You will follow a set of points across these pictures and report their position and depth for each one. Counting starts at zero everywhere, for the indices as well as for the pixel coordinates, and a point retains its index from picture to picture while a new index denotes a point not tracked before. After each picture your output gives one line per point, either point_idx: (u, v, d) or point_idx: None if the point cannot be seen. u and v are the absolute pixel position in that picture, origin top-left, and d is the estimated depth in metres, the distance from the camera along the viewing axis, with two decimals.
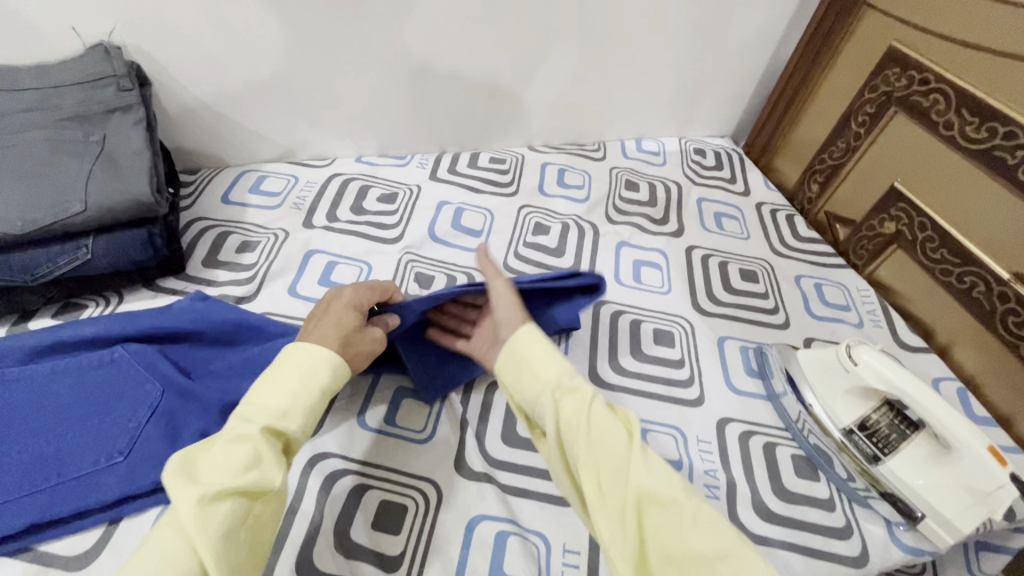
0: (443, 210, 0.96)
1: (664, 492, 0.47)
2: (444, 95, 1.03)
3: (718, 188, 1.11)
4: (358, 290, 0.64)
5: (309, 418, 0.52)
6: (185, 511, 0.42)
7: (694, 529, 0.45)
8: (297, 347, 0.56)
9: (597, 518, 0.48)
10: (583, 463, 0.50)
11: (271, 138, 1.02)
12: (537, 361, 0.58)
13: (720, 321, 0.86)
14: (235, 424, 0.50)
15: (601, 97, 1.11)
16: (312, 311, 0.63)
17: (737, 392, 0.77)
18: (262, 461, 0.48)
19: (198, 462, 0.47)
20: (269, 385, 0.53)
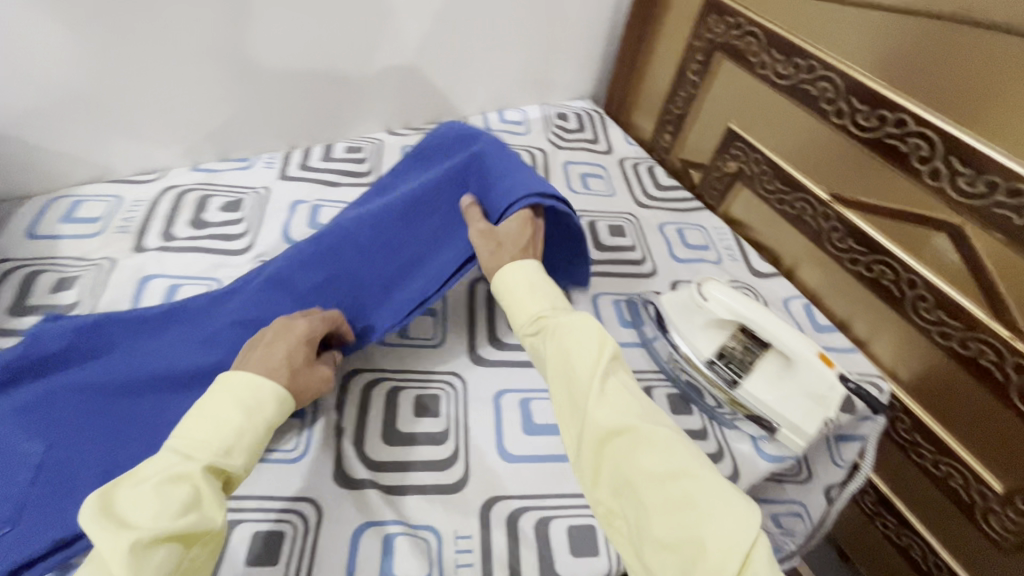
0: (298, 210, 0.89)
1: (621, 416, 0.50)
2: (281, 87, 0.95)
3: (583, 149, 1.13)
4: (312, 323, 0.62)
5: (250, 455, 0.50)
6: (115, 563, 0.38)
7: (649, 451, 0.48)
8: (243, 376, 0.53)
9: (567, 432, 0.54)
10: (555, 383, 0.56)
11: (80, 157, 0.88)
12: (519, 294, 0.63)
13: (593, 280, 0.88)
14: (170, 462, 0.46)
15: (454, 71, 1.08)
16: (261, 334, 0.60)
17: (613, 344, 0.79)
18: (201, 502, 0.44)
19: (123, 503, 0.43)
20: (205, 415, 0.49)
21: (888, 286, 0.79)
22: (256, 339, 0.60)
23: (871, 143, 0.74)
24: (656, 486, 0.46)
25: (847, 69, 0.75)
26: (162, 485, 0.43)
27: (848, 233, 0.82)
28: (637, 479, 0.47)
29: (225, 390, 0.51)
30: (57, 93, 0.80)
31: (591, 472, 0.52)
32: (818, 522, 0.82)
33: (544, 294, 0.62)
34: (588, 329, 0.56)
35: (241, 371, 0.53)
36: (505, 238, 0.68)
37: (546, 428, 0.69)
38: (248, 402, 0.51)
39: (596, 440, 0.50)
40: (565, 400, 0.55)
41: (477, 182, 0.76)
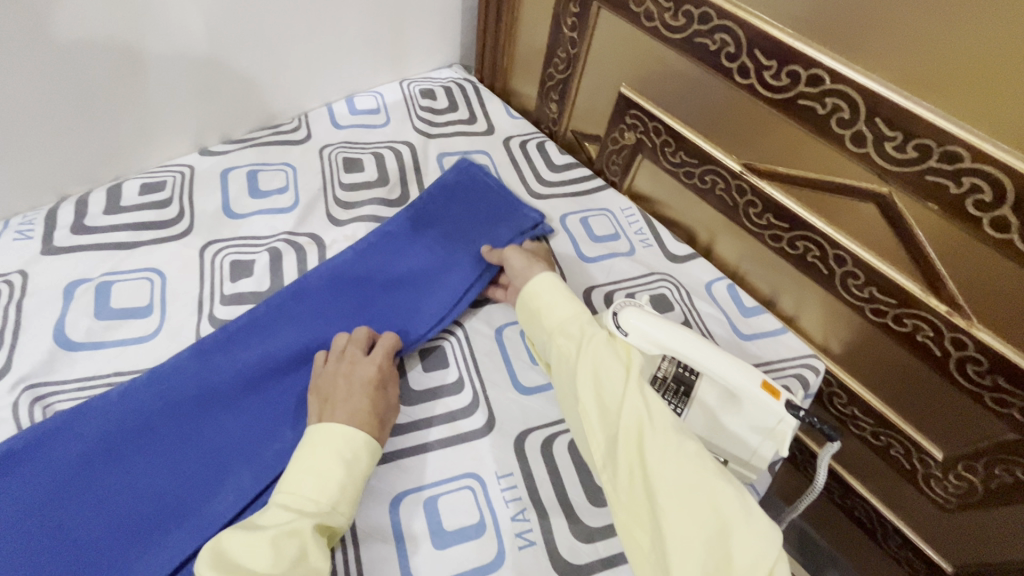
0: (78, 296, 0.65)
1: (658, 427, 0.51)
2: (12, 122, 0.67)
3: (459, 134, 0.94)
4: (380, 362, 0.62)
5: (353, 506, 0.52)
6: None
7: (685, 459, 0.48)
8: (337, 428, 0.55)
9: (595, 440, 0.54)
10: (581, 393, 0.55)
11: None
12: (545, 312, 0.64)
13: (493, 309, 0.73)
14: (287, 517, 0.50)
15: (272, 57, 0.82)
16: (334, 377, 0.60)
17: (526, 393, 0.66)
18: (309, 558, 0.47)
19: (236, 549, 0.47)
20: (309, 468, 0.52)
21: (814, 263, 0.70)
22: (332, 384, 0.60)
23: (782, 104, 0.63)
24: (680, 492, 0.47)
25: (747, 15, 0.62)
26: (278, 540, 0.47)
27: (766, 208, 0.71)
28: (669, 493, 0.47)
29: (325, 434, 0.54)
30: None
31: (622, 479, 0.51)
32: (810, 487, 0.65)
33: (570, 313, 0.62)
34: (612, 343, 0.58)
35: (334, 425, 0.55)
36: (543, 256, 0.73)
37: (461, 534, 0.55)
38: (347, 454, 0.54)
39: (632, 452, 0.51)
40: (593, 409, 0.54)
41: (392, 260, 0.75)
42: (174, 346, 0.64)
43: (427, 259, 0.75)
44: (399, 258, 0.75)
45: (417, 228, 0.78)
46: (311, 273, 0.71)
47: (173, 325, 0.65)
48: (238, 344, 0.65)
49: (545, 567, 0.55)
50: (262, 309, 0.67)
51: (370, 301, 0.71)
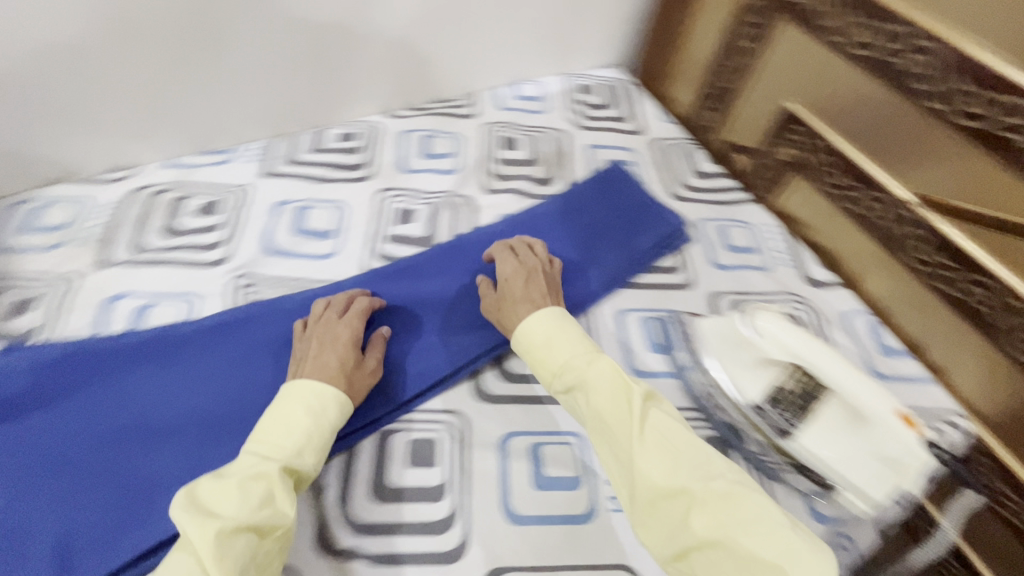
0: (281, 213, 0.79)
1: (668, 482, 0.47)
2: (263, 70, 0.83)
3: (610, 130, 0.98)
4: (354, 325, 0.64)
5: (320, 455, 0.53)
6: (204, 545, 0.41)
7: (710, 514, 0.44)
8: (303, 384, 0.56)
9: (619, 485, 0.52)
10: (597, 437, 0.54)
11: (42, 156, 0.77)
12: (531, 335, 0.61)
13: (619, 293, 0.77)
14: (252, 463, 0.49)
15: (462, 40, 0.93)
16: (305, 342, 0.62)
17: (641, 375, 0.69)
18: (276, 500, 0.47)
19: (207, 494, 0.45)
20: (273, 423, 0.53)
21: (980, 311, 0.65)
22: (306, 346, 0.62)
23: (980, 135, 0.59)
24: (714, 549, 0.43)
25: (957, 37, 0.59)
26: (246, 482, 0.46)
27: (933, 244, 0.67)
28: (704, 548, 0.44)
29: (295, 397, 0.55)
30: None
31: (649, 531, 0.48)
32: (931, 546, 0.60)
33: (565, 347, 0.59)
34: (610, 375, 0.55)
35: (301, 381, 0.56)
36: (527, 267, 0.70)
37: (558, 483, 0.60)
38: (312, 404, 0.55)
39: (651, 506, 0.47)
40: (610, 454, 0.52)
41: (540, 239, 0.81)
42: (346, 268, 0.75)
43: (568, 245, 0.81)
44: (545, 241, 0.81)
45: (564, 217, 0.84)
46: (465, 237, 0.80)
47: (348, 251, 0.77)
48: (397, 280, 0.74)
49: (632, 536, 0.57)
50: (423, 257, 0.77)
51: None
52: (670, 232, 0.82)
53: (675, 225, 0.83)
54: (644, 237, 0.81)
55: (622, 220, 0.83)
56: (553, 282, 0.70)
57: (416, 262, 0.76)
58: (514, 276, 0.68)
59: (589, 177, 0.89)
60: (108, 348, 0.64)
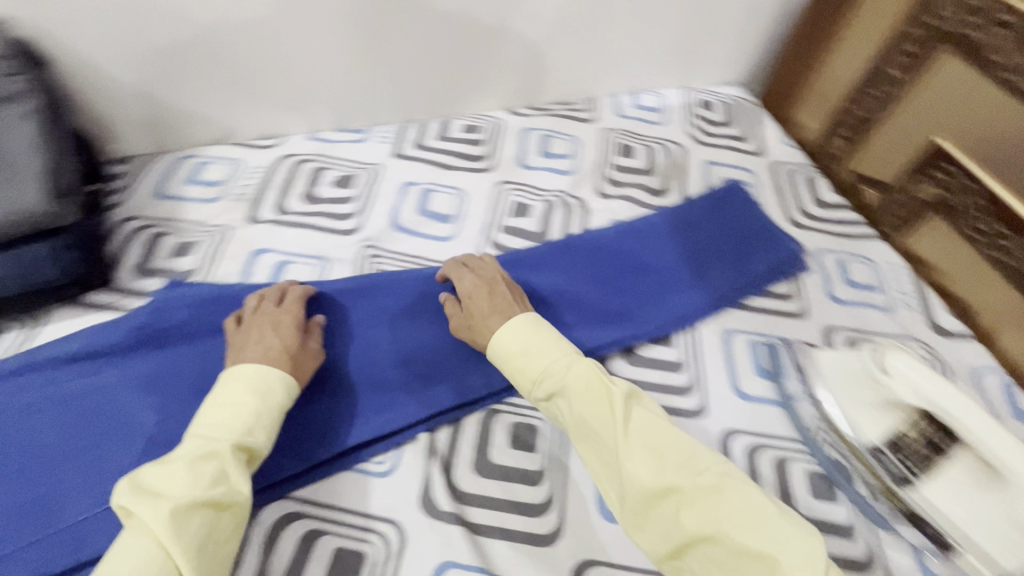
0: (408, 193, 0.84)
1: (657, 482, 0.46)
2: (406, 59, 0.88)
3: (729, 148, 0.97)
4: (292, 313, 0.63)
5: (271, 432, 0.52)
6: (157, 523, 0.40)
7: (699, 509, 0.44)
8: (247, 367, 0.54)
9: (609, 487, 0.51)
10: (583, 442, 0.52)
11: (209, 118, 0.86)
12: (510, 342, 0.58)
13: (727, 313, 0.76)
14: (198, 445, 0.47)
15: (592, 46, 0.95)
16: (245, 329, 0.61)
17: (745, 399, 0.68)
18: (229, 477, 0.46)
19: (153, 477, 0.44)
20: (217, 404, 0.51)
21: None
22: (244, 335, 0.60)
23: None
24: (705, 539, 0.43)
25: None
26: (195, 462, 0.45)
27: None
28: (696, 540, 0.44)
29: (237, 380, 0.53)
30: (184, 42, 0.77)
31: (644, 530, 0.47)
32: None
33: (544, 351, 0.57)
34: (584, 378, 0.54)
35: (245, 364, 0.55)
36: (488, 278, 0.68)
37: None
38: (260, 386, 0.53)
39: (642, 506, 0.47)
40: (598, 458, 0.51)
41: (650, 250, 0.82)
42: (463, 252, 0.79)
43: (678, 259, 0.81)
44: (654, 252, 0.81)
45: (675, 230, 0.84)
46: (577, 238, 0.81)
47: (465, 237, 0.80)
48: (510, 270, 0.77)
49: None
50: (536, 251, 0.79)
51: (621, 277, 0.78)
52: (785, 260, 0.80)
53: (790, 254, 0.81)
54: (758, 260, 0.80)
55: (736, 241, 0.82)
56: (515, 292, 0.67)
57: (530, 254, 0.79)
58: (477, 291, 0.66)
59: (704, 194, 0.88)
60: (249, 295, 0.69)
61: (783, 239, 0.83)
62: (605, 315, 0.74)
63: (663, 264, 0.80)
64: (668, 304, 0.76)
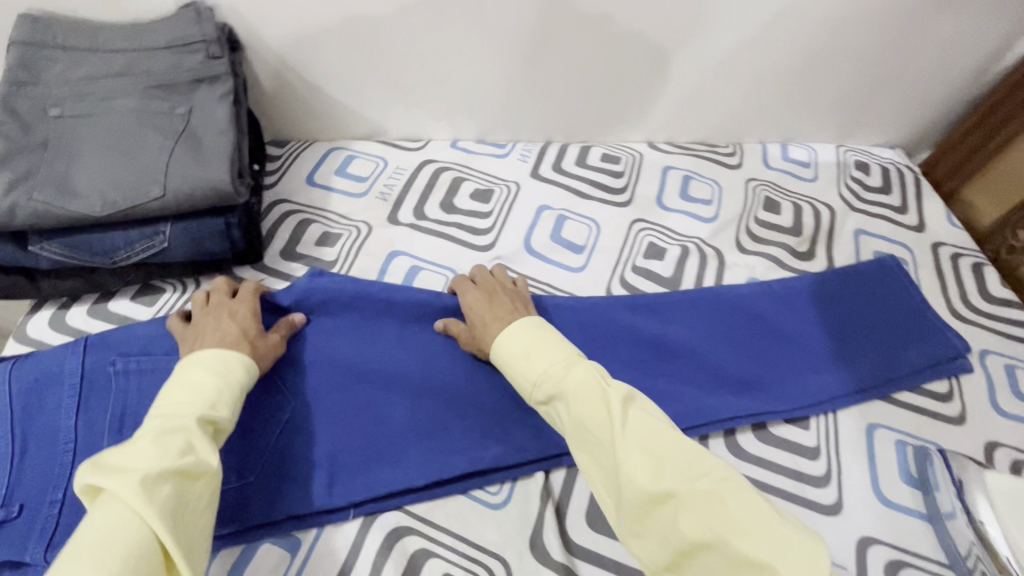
0: (543, 216, 0.83)
1: (654, 486, 0.44)
2: (560, 81, 0.87)
3: (884, 217, 0.89)
4: (247, 300, 0.63)
5: (234, 407, 0.52)
6: (129, 496, 0.39)
7: (697, 516, 0.42)
8: (205, 353, 0.54)
9: (605, 494, 0.49)
10: (580, 448, 0.51)
11: (363, 115, 0.89)
12: (507, 342, 0.59)
13: (871, 402, 0.69)
14: (159, 424, 0.46)
15: (752, 91, 0.91)
16: (198, 320, 0.60)
17: (887, 504, 0.61)
18: (197, 449, 0.46)
19: (116, 457, 0.42)
20: (176, 382, 0.51)
21: None
22: (199, 326, 0.59)
23: None
24: (705, 547, 0.41)
25: None
26: (160, 437, 0.44)
27: None
28: (694, 546, 0.41)
29: (195, 365, 0.53)
30: (360, 41, 0.80)
31: (642, 539, 0.45)
32: None
33: (545, 356, 0.56)
34: (581, 377, 0.52)
35: (202, 351, 0.55)
36: (491, 286, 0.68)
37: None
38: (218, 367, 0.53)
39: (636, 513, 0.45)
40: (595, 464, 0.49)
41: (794, 316, 0.76)
42: (592, 287, 0.77)
43: (822, 333, 0.75)
44: (797, 319, 0.75)
45: (822, 299, 0.77)
46: (712, 290, 0.77)
47: (595, 271, 0.79)
48: (643, 313, 0.74)
49: None
50: (670, 299, 0.75)
51: (758, 341, 0.73)
52: (945, 357, 0.73)
53: (952, 352, 0.73)
54: (915, 352, 0.73)
55: (889, 325, 0.75)
56: (517, 300, 0.67)
57: (666, 301, 0.75)
58: (478, 300, 0.66)
59: (853, 265, 0.81)
60: (379, 295, 0.68)
61: (945, 332, 0.75)
62: (735, 381, 0.70)
63: (805, 335, 0.74)
64: (807, 381, 0.70)
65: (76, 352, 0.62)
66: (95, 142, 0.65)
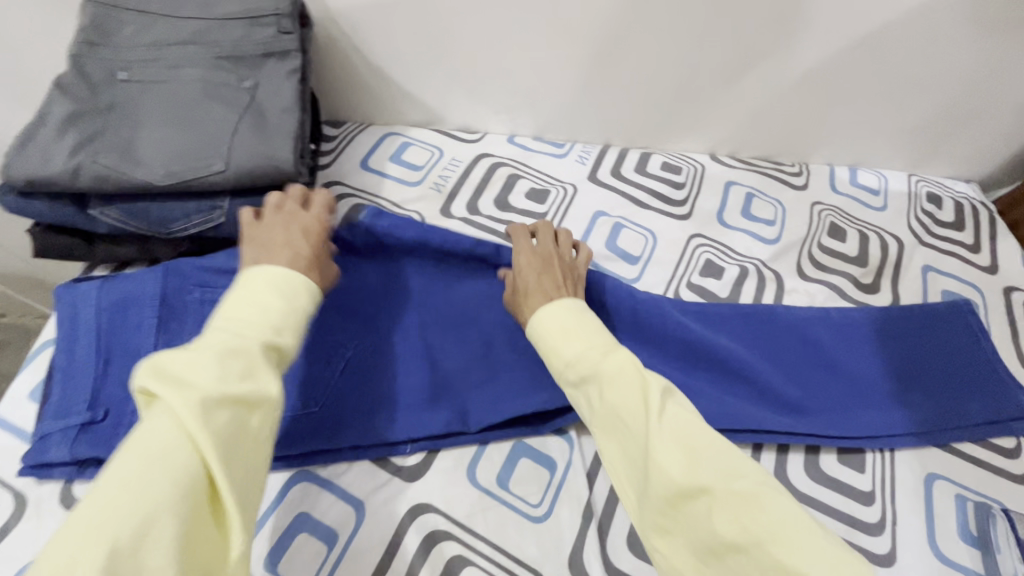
0: (598, 223, 0.81)
1: (688, 481, 0.41)
2: (629, 85, 0.84)
3: (955, 255, 0.85)
4: (320, 218, 0.61)
5: (298, 332, 0.49)
6: (185, 415, 0.37)
7: (733, 517, 0.39)
8: (272, 268, 0.51)
9: (629, 483, 0.46)
10: (606, 433, 0.48)
11: (422, 102, 0.87)
12: (547, 315, 0.56)
13: (932, 450, 0.66)
14: (224, 338, 0.44)
15: (827, 112, 0.87)
16: (265, 229, 0.58)
17: (943, 561, 0.59)
18: (258, 373, 0.43)
19: (177, 363, 0.40)
20: (239, 299, 0.48)
21: None
22: (266, 234, 0.57)
23: None
24: (738, 549, 0.38)
25: None
26: (224, 356, 0.42)
27: None
28: (724, 547, 0.39)
29: (260, 279, 0.50)
30: (431, 27, 0.78)
31: (668, 534, 0.43)
32: None
33: (583, 338, 0.53)
34: (621, 362, 0.49)
35: (268, 266, 0.51)
36: (548, 253, 0.65)
37: None
38: (285, 289, 0.50)
39: (665, 507, 0.42)
40: (622, 451, 0.47)
41: (852, 325, 0.74)
42: None
43: (887, 364, 0.71)
44: (860, 343, 0.72)
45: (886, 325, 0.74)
46: (771, 310, 0.74)
47: (649, 285, 0.76)
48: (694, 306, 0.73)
49: None
50: (727, 309, 0.73)
51: (816, 354, 0.71)
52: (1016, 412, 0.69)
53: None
54: (985, 403, 0.69)
55: (959, 372, 0.71)
56: (569, 274, 0.64)
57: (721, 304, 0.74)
58: (529, 264, 0.63)
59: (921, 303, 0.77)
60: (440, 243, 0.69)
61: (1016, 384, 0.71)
62: (786, 401, 0.67)
63: (867, 366, 0.71)
64: (867, 417, 0.67)
65: (156, 274, 0.63)
66: (160, 110, 0.64)
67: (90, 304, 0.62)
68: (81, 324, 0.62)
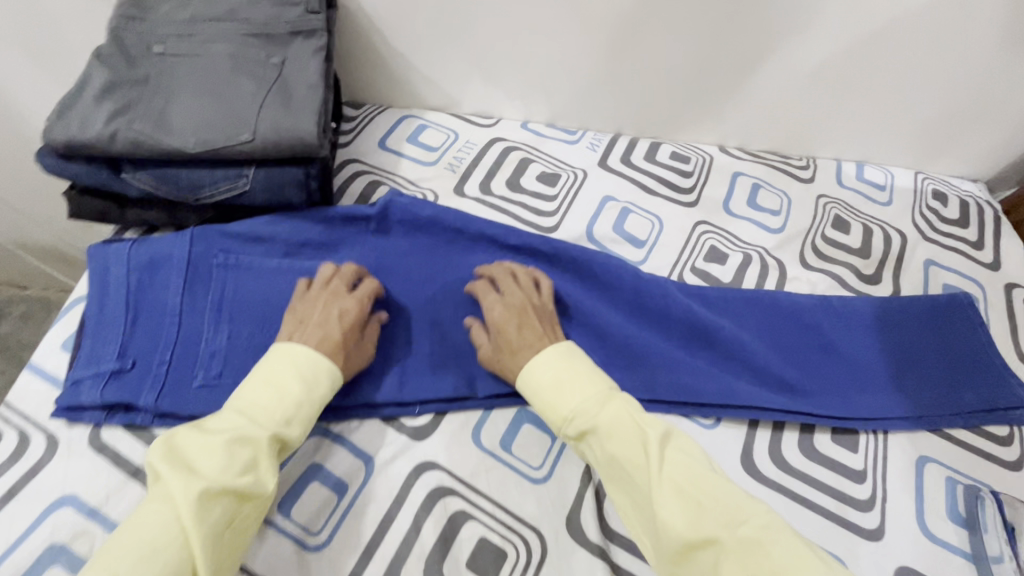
0: (607, 207, 0.83)
1: (695, 533, 0.44)
2: (640, 76, 0.86)
3: (958, 250, 0.86)
4: (361, 302, 0.63)
5: (308, 423, 0.55)
6: (184, 502, 0.44)
7: (741, 564, 0.43)
8: (301, 351, 0.56)
9: (639, 535, 0.50)
10: (614, 485, 0.52)
11: (440, 86, 0.90)
12: (541, 364, 0.58)
13: (925, 434, 0.68)
14: (237, 423, 0.51)
15: (835, 108, 0.89)
16: (309, 301, 0.62)
17: (930, 537, 0.60)
18: (259, 466, 0.49)
19: (191, 448, 0.48)
20: (255, 382, 0.54)
21: None
22: (308, 310, 0.61)
23: None
24: None
25: None
26: (231, 445, 0.48)
27: None
28: None
29: (283, 358, 0.56)
30: (451, 14, 0.80)
31: None
32: None
33: (576, 385, 0.56)
34: (619, 415, 0.53)
35: (297, 347, 0.57)
36: (522, 301, 0.65)
37: None
38: (307, 374, 0.56)
39: (675, 557, 0.45)
40: (630, 504, 0.50)
41: (851, 313, 0.75)
42: None
43: (885, 351, 0.73)
44: (859, 329, 0.74)
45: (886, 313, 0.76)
46: (773, 295, 0.76)
47: (654, 267, 0.78)
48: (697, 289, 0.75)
49: None
50: (730, 292, 0.75)
51: (815, 339, 0.73)
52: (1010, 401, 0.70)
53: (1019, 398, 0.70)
54: (980, 391, 0.70)
55: (956, 362, 0.72)
56: (546, 320, 0.64)
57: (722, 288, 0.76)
58: (505, 319, 0.63)
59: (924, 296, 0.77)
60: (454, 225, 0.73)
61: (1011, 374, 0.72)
62: (784, 381, 0.69)
63: (866, 352, 0.73)
64: (863, 400, 0.69)
65: (184, 241, 0.66)
66: (193, 82, 0.68)
67: (119, 263, 0.66)
68: (111, 280, 0.65)
